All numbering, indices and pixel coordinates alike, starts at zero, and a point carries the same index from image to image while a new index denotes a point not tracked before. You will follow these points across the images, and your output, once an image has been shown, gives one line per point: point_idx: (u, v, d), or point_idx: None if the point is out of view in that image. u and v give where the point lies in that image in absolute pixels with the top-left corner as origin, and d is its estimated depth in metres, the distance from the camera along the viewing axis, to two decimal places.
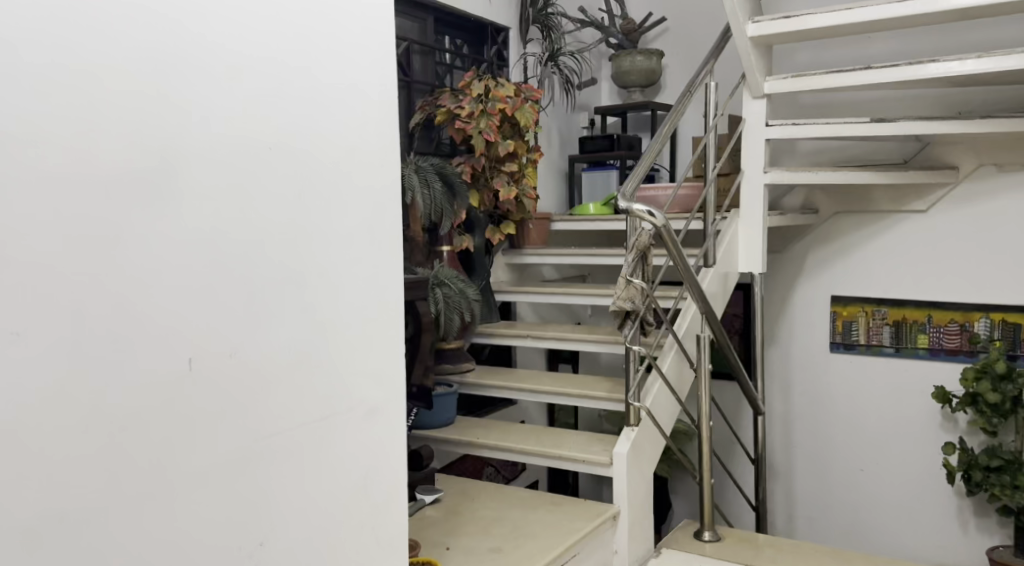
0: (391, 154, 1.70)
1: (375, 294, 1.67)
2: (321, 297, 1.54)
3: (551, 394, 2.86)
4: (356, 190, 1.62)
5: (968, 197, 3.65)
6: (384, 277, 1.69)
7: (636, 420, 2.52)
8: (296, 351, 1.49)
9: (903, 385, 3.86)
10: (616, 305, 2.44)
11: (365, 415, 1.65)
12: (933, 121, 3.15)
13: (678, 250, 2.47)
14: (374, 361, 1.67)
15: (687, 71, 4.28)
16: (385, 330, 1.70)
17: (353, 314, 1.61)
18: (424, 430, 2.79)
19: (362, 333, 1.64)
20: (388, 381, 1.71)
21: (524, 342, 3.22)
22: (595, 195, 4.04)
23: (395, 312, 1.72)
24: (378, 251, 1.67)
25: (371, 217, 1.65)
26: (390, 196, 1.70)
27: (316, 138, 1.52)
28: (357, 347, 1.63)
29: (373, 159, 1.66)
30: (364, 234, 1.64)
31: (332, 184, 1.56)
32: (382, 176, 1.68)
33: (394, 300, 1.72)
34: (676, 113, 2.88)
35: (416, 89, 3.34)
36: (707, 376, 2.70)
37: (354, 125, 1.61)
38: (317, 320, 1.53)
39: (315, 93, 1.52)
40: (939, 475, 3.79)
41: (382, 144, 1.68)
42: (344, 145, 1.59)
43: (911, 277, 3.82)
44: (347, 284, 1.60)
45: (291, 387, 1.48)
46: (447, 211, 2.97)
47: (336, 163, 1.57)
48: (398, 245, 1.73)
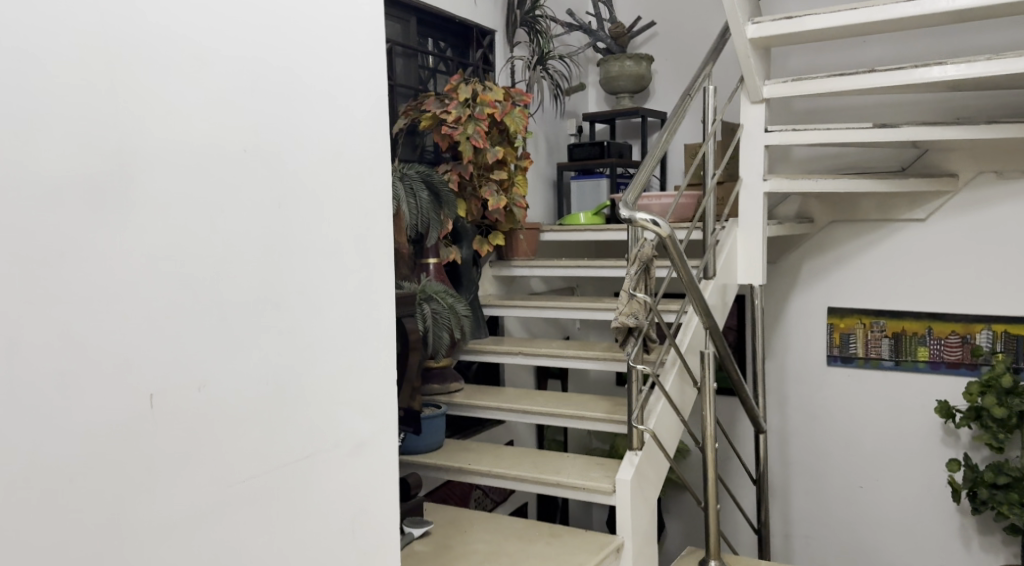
0: (381, 158, 1.53)
1: (364, 315, 1.49)
2: (303, 320, 1.36)
3: (546, 415, 2.69)
4: (343, 199, 1.44)
5: (969, 206, 3.55)
6: (374, 296, 1.52)
7: (639, 444, 2.36)
8: (274, 381, 1.30)
9: (902, 399, 3.75)
10: (618, 321, 2.29)
11: (353, 450, 1.47)
12: (937, 127, 3.04)
13: (682, 261, 2.33)
14: (364, 390, 1.50)
15: (677, 76, 4.16)
16: (375, 355, 1.53)
17: (339, 338, 1.44)
18: (410, 455, 2.61)
19: (350, 360, 1.46)
20: (379, 411, 1.54)
21: (514, 359, 3.05)
22: (584, 205, 3.90)
23: (386, 334, 1.55)
24: (367, 268, 1.50)
25: (359, 228, 1.48)
26: (380, 205, 1.53)
27: (298, 140, 1.35)
28: (344, 375, 1.45)
29: (361, 164, 1.49)
30: (351, 248, 1.46)
31: (316, 194, 1.39)
32: (370, 183, 1.51)
33: (385, 319, 1.55)
34: (675, 117, 2.74)
35: (399, 92, 3.17)
36: (712, 394, 2.55)
37: (340, 126, 1.44)
38: (299, 345, 1.35)
39: (295, 91, 1.34)
40: (942, 491, 3.67)
41: (371, 147, 1.51)
42: (329, 147, 1.41)
43: (911, 288, 3.71)
44: (332, 305, 1.42)
45: (270, 422, 1.30)
46: (434, 222, 2.80)
47: (320, 169, 1.39)
48: (388, 259, 1.55)
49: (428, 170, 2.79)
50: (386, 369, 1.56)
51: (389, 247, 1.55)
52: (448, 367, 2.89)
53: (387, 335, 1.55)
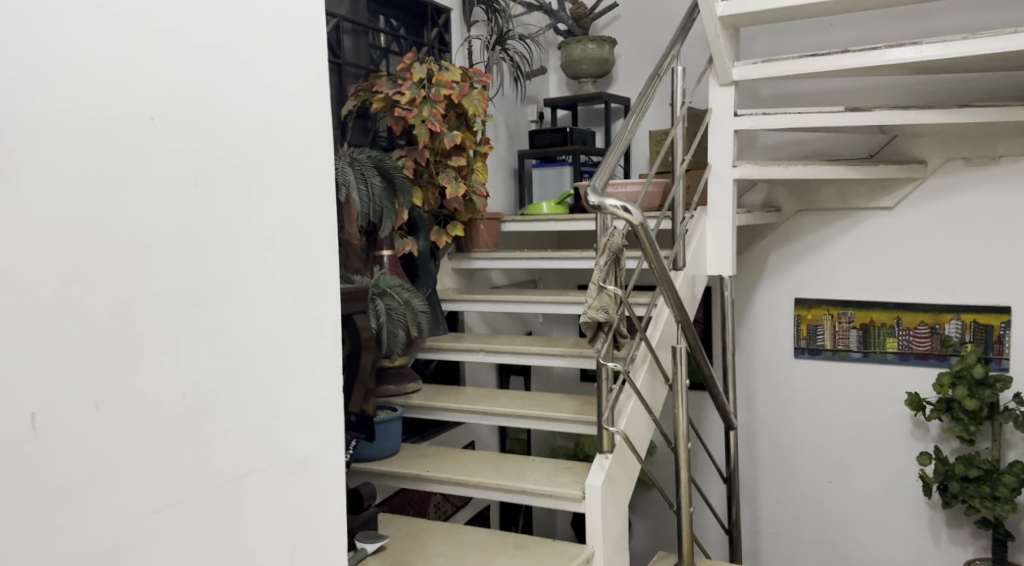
0: (323, 135, 1.35)
1: (306, 314, 1.31)
2: (231, 320, 1.17)
3: (510, 416, 2.53)
4: (279, 178, 1.26)
5: (938, 193, 3.47)
6: (317, 292, 1.34)
7: (610, 447, 2.20)
8: (196, 392, 1.12)
9: (871, 391, 3.67)
10: (587, 316, 2.14)
11: (290, 470, 1.28)
12: (909, 111, 2.94)
13: (654, 251, 2.18)
14: (306, 400, 1.32)
15: (640, 60, 4.02)
16: (318, 359, 1.34)
17: (276, 340, 1.25)
18: (364, 463, 2.43)
19: (289, 365, 1.28)
20: (323, 423, 1.36)
21: (475, 357, 2.88)
22: (546, 194, 3.75)
23: (332, 335, 1.37)
24: (309, 260, 1.32)
25: (297, 213, 1.30)
26: (322, 186, 1.35)
27: (222, 110, 1.16)
28: (283, 383, 1.27)
29: (299, 140, 1.30)
30: (288, 238, 1.28)
31: (244, 172, 1.19)
32: (310, 164, 1.33)
33: (329, 319, 1.37)
34: (644, 99, 2.59)
35: (348, 72, 2.97)
36: (685, 391, 2.41)
37: (274, 95, 1.25)
38: (227, 350, 1.16)
39: (218, 51, 1.15)
40: (911, 485, 3.60)
41: (310, 121, 1.33)
42: (259, 119, 1.22)
43: (879, 277, 3.63)
44: (266, 304, 1.23)
45: (190, 441, 1.11)
46: (388, 210, 2.61)
47: (249, 144, 1.20)
48: (332, 249, 1.38)
49: (380, 155, 2.60)
50: (331, 376, 1.38)
51: (333, 236, 1.38)
52: (405, 366, 2.71)
53: (334, 336, 1.38)
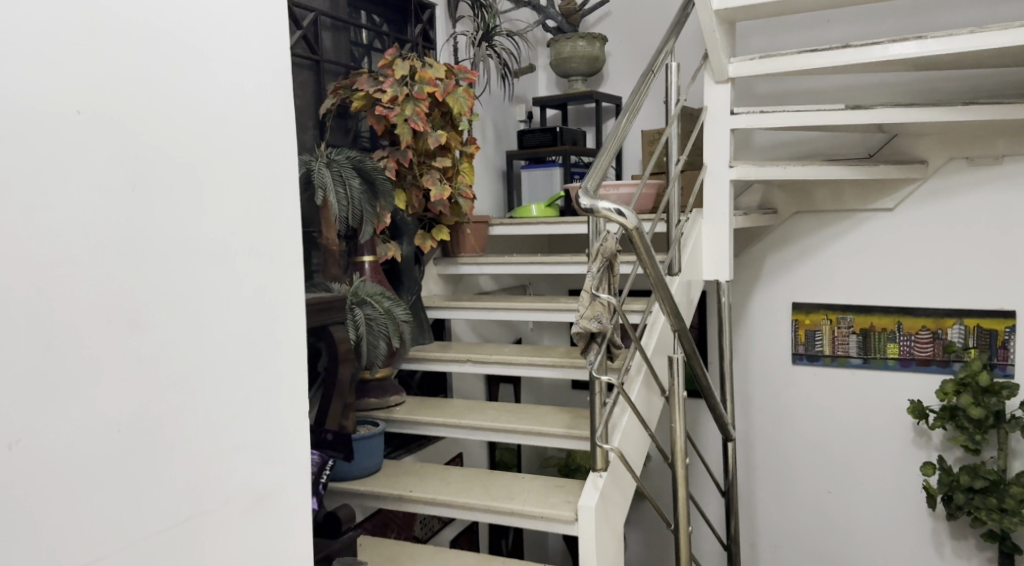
0: (279, 133, 1.24)
1: (260, 331, 1.21)
2: (172, 340, 1.06)
3: (497, 430, 2.40)
4: (230, 183, 1.15)
5: (939, 194, 3.37)
6: (275, 306, 1.23)
7: (605, 465, 2.07)
8: (127, 418, 1.01)
9: (870, 398, 3.56)
10: (579, 326, 2.00)
11: (241, 501, 1.17)
12: (910, 109, 2.83)
13: (649, 255, 2.05)
14: (262, 425, 1.21)
15: (632, 58, 3.90)
16: (276, 380, 1.24)
17: (226, 361, 1.15)
18: (343, 482, 2.29)
19: (241, 387, 1.17)
20: (281, 450, 1.25)
21: (462, 367, 2.74)
22: (536, 196, 3.63)
23: (291, 352, 1.26)
24: (265, 272, 1.21)
25: (250, 221, 1.18)
26: (278, 189, 1.24)
27: (162, 107, 1.05)
28: (234, 407, 1.16)
29: (251, 140, 1.19)
30: (240, 249, 1.17)
31: (189, 176, 1.09)
32: (264, 166, 1.22)
33: (289, 336, 1.26)
34: (637, 95, 2.47)
35: (326, 69, 2.83)
36: (683, 403, 2.29)
37: (223, 91, 1.14)
38: (167, 374, 1.06)
39: (155, 42, 1.04)
40: (914, 495, 3.49)
41: (262, 118, 1.21)
42: (205, 115, 1.11)
43: (878, 281, 3.52)
44: (215, 322, 1.13)
45: (124, 475, 1.01)
46: (368, 214, 2.48)
47: (193, 144, 1.09)
48: (292, 260, 1.26)
49: (359, 156, 2.47)
50: (292, 397, 1.27)
51: (294, 244, 1.27)
52: (388, 379, 2.58)
53: (294, 354, 1.27)
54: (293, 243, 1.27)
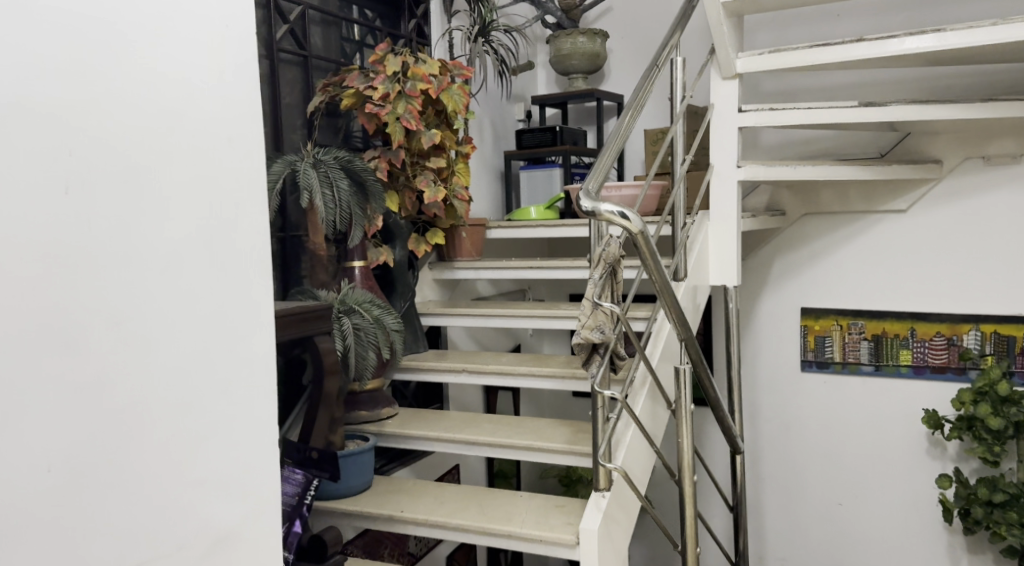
0: (246, 126, 1.12)
1: (225, 347, 1.08)
2: (120, 360, 0.95)
3: (493, 445, 2.27)
4: (189, 183, 1.03)
5: (954, 194, 3.24)
6: (242, 318, 1.11)
7: (607, 484, 1.94)
8: (59, 452, 0.89)
9: (882, 407, 3.43)
10: (581, 336, 1.87)
11: (199, 540, 1.05)
12: (927, 106, 2.70)
13: (654, 261, 1.93)
14: (227, 451, 1.09)
15: (634, 55, 3.77)
16: (243, 401, 1.11)
17: (185, 381, 1.03)
18: (330, 501, 2.17)
19: (203, 410, 1.05)
20: (250, 478, 1.13)
21: (457, 378, 2.62)
22: (535, 198, 3.50)
23: (261, 369, 1.14)
24: (231, 284, 1.09)
25: (212, 227, 1.06)
26: (245, 189, 1.12)
27: (105, 97, 0.93)
28: (195, 432, 1.04)
29: (214, 134, 1.07)
30: (201, 258, 1.05)
31: (139, 174, 0.97)
32: (229, 163, 1.10)
33: (258, 351, 1.14)
34: (640, 92, 2.34)
35: (315, 65, 2.70)
36: (690, 417, 2.16)
37: (179, 79, 1.02)
38: (113, 398, 0.94)
39: (95, 25, 0.93)
40: (928, 507, 3.36)
41: (226, 110, 1.09)
42: (158, 106, 1.00)
43: (891, 285, 3.39)
44: (173, 338, 1.01)
45: (60, 514, 0.89)
46: (358, 216, 2.34)
47: (144, 139, 0.98)
48: (263, 270, 1.15)
49: (348, 156, 2.34)
50: (261, 420, 1.15)
51: (264, 250, 1.15)
52: (379, 390, 2.46)
53: (264, 371, 1.15)
54: (260, 249, 1.15)
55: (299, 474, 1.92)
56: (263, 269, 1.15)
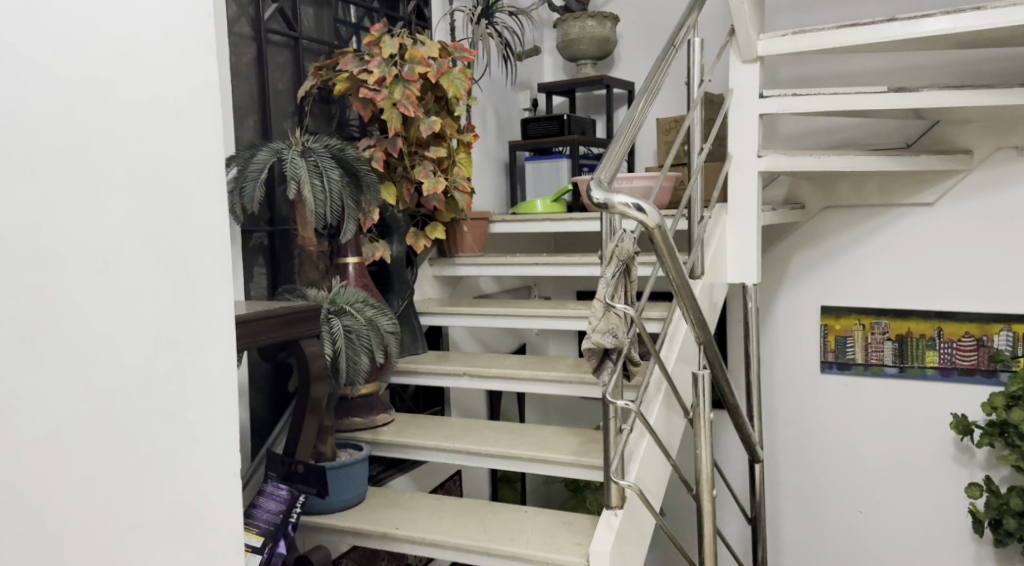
0: (193, 104, 1.06)
1: (173, 345, 1.04)
2: (36, 369, 0.88)
3: (495, 456, 2.11)
4: (124, 173, 0.97)
5: (984, 187, 3.06)
6: (190, 314, 1.06)
7: (620, 501, 1.78)
8: None
9: (906, 411, 3.26)
10: (591, 341, 1.71)
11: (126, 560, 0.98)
12: (964, 90, 2.52)
13: (671, 257, 1.76)
14: (169, 459, 1.04)
15: (646, 40, 3.60)
16: (188, 404, 1.06)
17: (122, 385, 0.97)
18: (318, 516, 2.01)
19: (142, 416, 0.99)
20: (194, 489, 1.07)
21: (458, 382, 2.45)
22: (540, 190, 3.33)
23: (210, 369, 1.09)
24: (173, 278, 1.04)
25: (151, 216, 1.00)
26: (193, 176, 1.06)
27: (17, 76, 0.86)
28: (132, 441, 0.98)
29: (156, 114, 1.01)
30: (135, 252, 0.98)
31: (60, 163, 0.90)
32: (173, 144, 1.03)
33: (209, 347, 1.09)
34: (656, 75, 2.17)
35: (306, 48, 2.55)
36: (709, 427, 1.99)
37: (111, 56, 0.95)
38: (25, 408, 0.87)
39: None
40: (955, 517, 3.18)
41: (168, 86, 1.02)
42: (86, 89, 0.92)
43: (914, 282, 3.22)
44: (105, 340, 0.95)
45: None
46: (351, 209, 2.17)
47: (62, 122, 0.90)
48: (216, 267, 1.10)
49: (339, 144, 2.17)
50: (209, 425, 1.09)
51: (213, 242, 1.09)
52: (374, 396, 2.30)
53: (214, 370, 1.10)
54: (210, 241, 1.09)
55: (283, 490, 1.77)
56: (216, 261, 1.10)
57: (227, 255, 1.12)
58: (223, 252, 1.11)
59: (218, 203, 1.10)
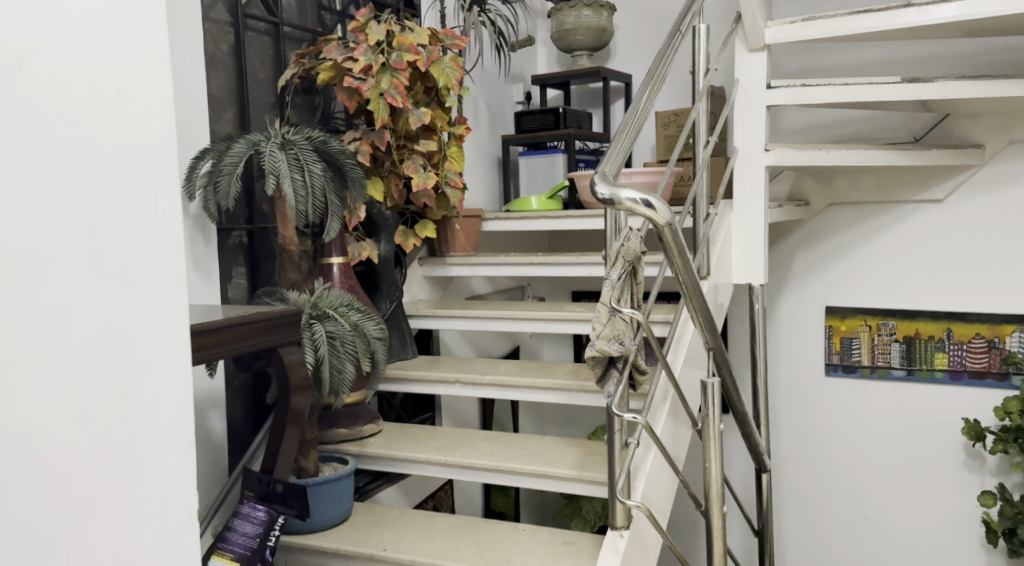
0: (137, 79, 0.93)
1: (113, 361, 0.91)
2: None
3: (490, 470, 1.96)
4: (54, 164, 0.84)
5: (998, 182, 2.93)
6: (135, 326, 0.94)
7: (626, 522, 1.65)
8: None
9: (914, 416, 3.14)
10: (596, 348, 1.57)
11: None
12: (982, 80, 2.39)
13: (681, 256, 1.62)
14: (111, 496, 0.91)
15: (643, 31, 3.46)
16: (133, 430, 0.94)
17: (53, 409, 0.85)
18: (300, 536, 1.88)
19: (75, 447, 0.87)
20: (138, 528, 0.94)
21: (450, 389, 2.31)
22: (535, 186, 3.20)
23: (160, 389, 0.97)
24: (113, 278, 0.91)
25: (86, 209, 0.88)
26: (136, 162, 0.93)
27: None
28: (62, 475, 0.86)
29: (93, 89, 0.88)
30: (67, 250, 0.86)
31: None
32: (113, 123, 0.91)
33: (159, 365, 0.97)
34: (661, 62, 2.03)
35: (287, 35, 2.40)
36: (720, 438, 1.85)
37: (38, 18, 0.83)
38: None
39: None
40: (966, 525, 3.07)
41: (108, 55, 0.90)
42: (4, 64, 0.80)
43: (922, 281, 3.10)
44: (28, 357, 0.83)
45: None
46: (335, 206, 2.02)
47: None
48: (165, 267, 0.97)
49: (322, 136, 2.02)
50: (157, 456, 0.97)
51: (163, 242, 0.97)
52: (361, 404, 2.16)
53: (164, 391, 0.97)
54: (161, 238, 0.97)
55: (261, 512, 1.63)
56: (166, 264, 0.97)
57: (181, 256, 0.99)
58: (175, 253, 0.98)
59: (168, 195, 0.97)
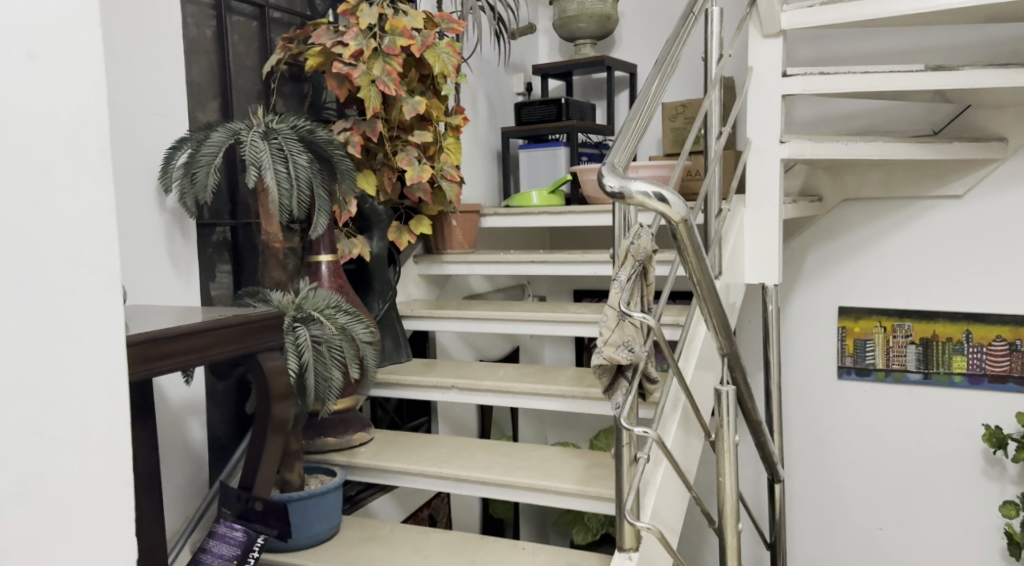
0: (54, 52, 0.85)
1: (36, 381, 0.84)
2: None
3: (489, 484, 1.83)
4: None
5: (1021, 177, 2.80)
6: (54, 343, 0.86)
7: (633, 545, 1.53)
8: None
9: (931, 421, 3.01)
10: (604, 356, 1.44)
11: None
12: (1011, 68, 2.25)
13: (696, 254, 1.49)
14: (26, 541, 0.83)
15: (649, 18, 3.32)
16: (55, 464, 0.86)
17: None
18: (283, 554, 1.75)
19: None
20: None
21: (446, 396, 2.18)
22: (536, 180, 3.06)
23: (88, 416, 0.89)
24: (32, 285, 0.84)
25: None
26: (55, 152, 0.85)
27: None
28: None
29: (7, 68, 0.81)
30: None
31: None
32: (30, 108, 0.83)
33: (89, 389, 0.89)
34: (672, 46, 1.90)
35: (274, 19, 2.27)
36: (736, 451, 1.72)
37: None
38: None
39: None
40: (985, 535, 2.94)
41: (27, 29, 0.83)
42: None
43: (940, 281, 2.97)
44: None
45: None
46: (322, 200, 1.89)
47: None
48: (90, 273, 0.89)
49: (309, 125, 1.88)
50: (83, 495, 0.89)
51: (88, 246, 0.89)
52: (351, 411, 2.02)
53: (99, 417, 0.91)
54: (89, 238, 0.89)
55: (238, 532, 1.49)
56: (94, 273, 0.90)
57: (115, 266, 0.93)
58: (108, 262, 0.91)
59: (98, 191, 0.90)
